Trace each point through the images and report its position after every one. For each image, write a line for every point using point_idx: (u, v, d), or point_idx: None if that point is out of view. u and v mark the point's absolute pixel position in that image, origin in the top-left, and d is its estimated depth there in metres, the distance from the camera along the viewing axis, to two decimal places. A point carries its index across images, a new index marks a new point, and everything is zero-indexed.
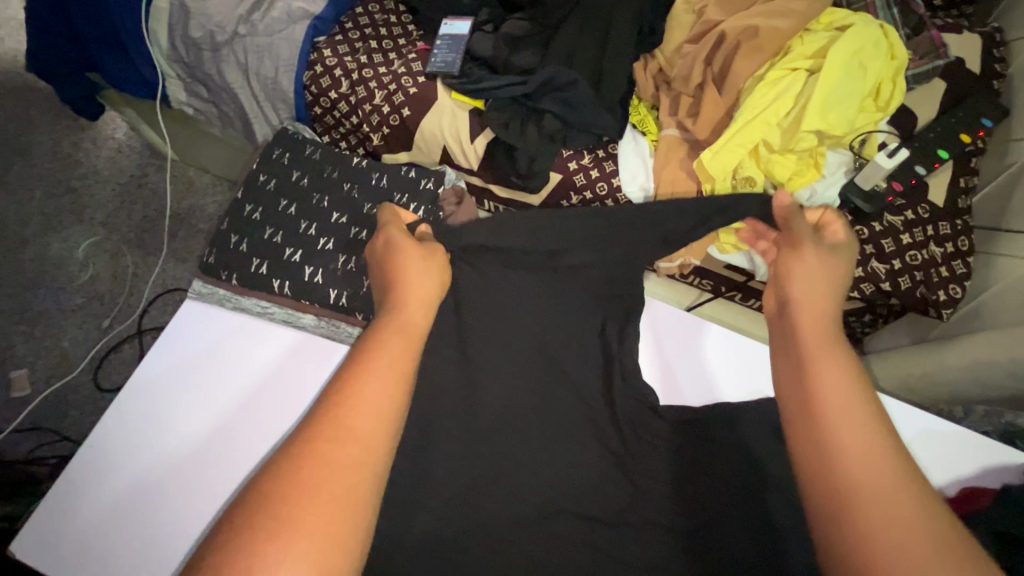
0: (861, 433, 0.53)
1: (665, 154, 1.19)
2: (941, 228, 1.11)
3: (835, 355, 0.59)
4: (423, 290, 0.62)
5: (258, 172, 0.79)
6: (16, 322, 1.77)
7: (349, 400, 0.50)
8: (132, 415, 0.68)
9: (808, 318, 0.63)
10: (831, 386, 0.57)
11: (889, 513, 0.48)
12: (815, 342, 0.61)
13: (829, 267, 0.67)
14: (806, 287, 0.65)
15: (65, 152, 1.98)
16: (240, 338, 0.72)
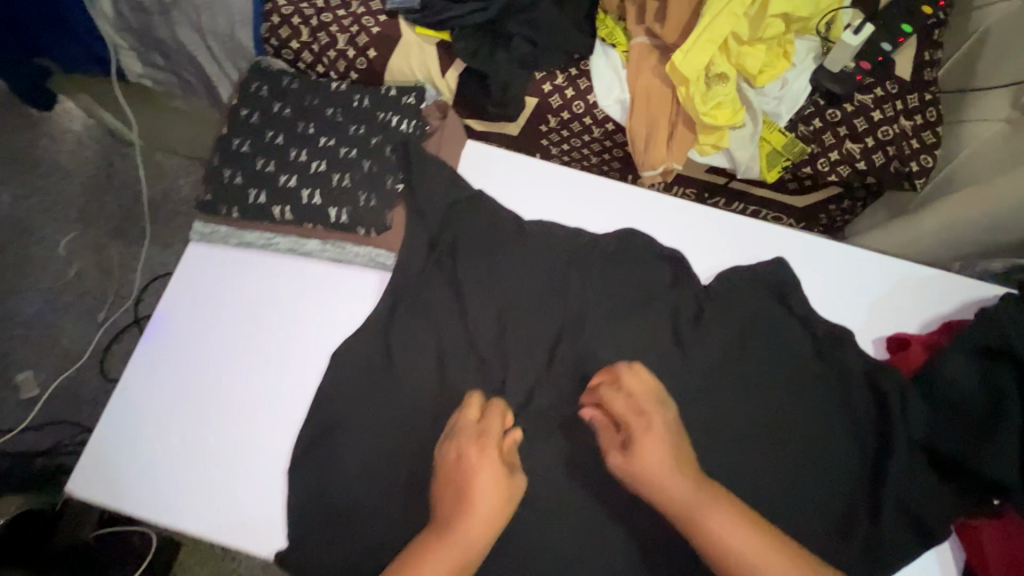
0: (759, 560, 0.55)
1: (638, 63, 1.19)
2: (910, 101, 1.14)
3: (722, 506, 0.58)
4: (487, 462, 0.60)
5: (240, 106, 0.73)
6: (10, 326, 1.76)
7: (462, 545, 0.56)
8: (164, 359, 0.71)
9: (664, 490, 0.59)
10: (722, 531, 0.56)
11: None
12: (685, 494, 0.58)
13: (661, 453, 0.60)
14: (656, 473, 0.59)
15: (23, 151, 1.91)
16: (256, 277, 0.73)
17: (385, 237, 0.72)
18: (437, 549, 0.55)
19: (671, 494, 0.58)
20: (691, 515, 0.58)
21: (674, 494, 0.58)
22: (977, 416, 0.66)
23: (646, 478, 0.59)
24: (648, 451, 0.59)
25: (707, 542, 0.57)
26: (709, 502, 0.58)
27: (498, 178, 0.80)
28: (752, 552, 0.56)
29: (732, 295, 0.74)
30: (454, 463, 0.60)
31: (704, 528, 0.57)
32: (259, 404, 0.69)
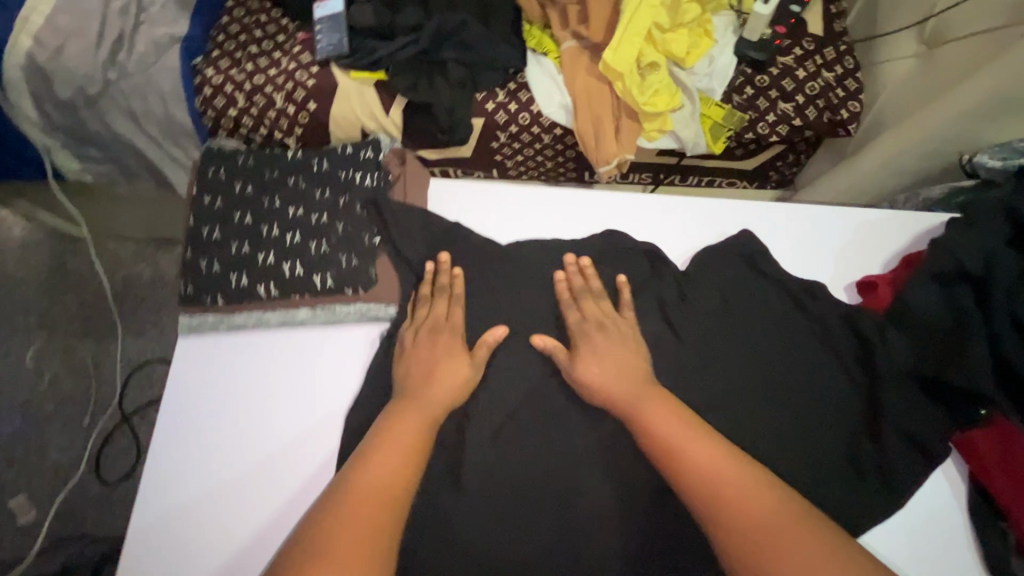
0: (693, 443, 0.62)
1: (572, 66, 1.23)
2: (827, 55, 1.21)
3: (665, 403, 0.65)
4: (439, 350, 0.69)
5: (200, 194, 0.73)
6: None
7: (417, 407, 0.64)
8: (176, 464, 0.68)
9: (610, 387, 0.68)
10: (658, 419, 0.64)
11: (725, 483, 0.59)
12: (628, 393, 0.67)
13: (617, 350, 0.70)
14: (606, 372, 0.68)
15: None
16: (257, 356, 0.72)
17: (373, 291, 0.73)
18: (407, 424, 0.63)
19: (615, 393, 0.67)
20: (634, 410, 0.66)
21: (613, 392, 0.67)
22: (946, 336, 0.72)
23: (594, 383, 0.68)
24: (597, 352, 0.69)
25: (657, 437, 0.63)
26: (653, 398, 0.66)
27: (470, 210, 0.81)
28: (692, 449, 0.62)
29: (716, 278, 0.78)
30: (420, 362, 0.67)
31: (651, 420, 0.64)
32: (285, 483, 0.67)
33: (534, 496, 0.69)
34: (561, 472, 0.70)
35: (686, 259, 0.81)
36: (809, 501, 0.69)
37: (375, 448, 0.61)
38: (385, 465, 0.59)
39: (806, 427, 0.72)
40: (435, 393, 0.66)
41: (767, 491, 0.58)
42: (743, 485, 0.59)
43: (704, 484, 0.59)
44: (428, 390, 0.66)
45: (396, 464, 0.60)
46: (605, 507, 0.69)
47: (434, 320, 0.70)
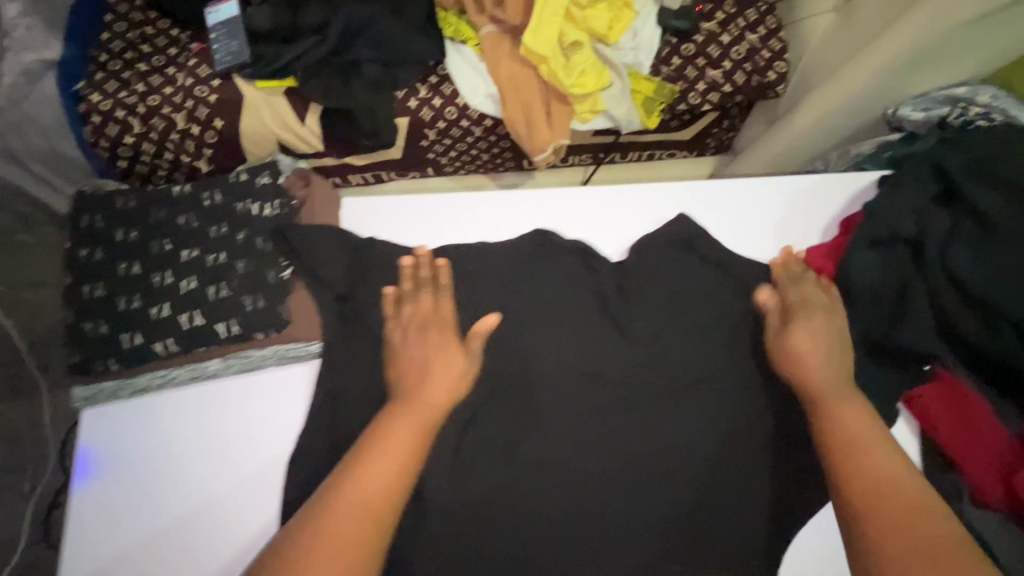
0: (861, 434, 0.60)
1: (493, 51, 1.16)
2: (749, 15, 1.19)
3: (846, 398, 0.63)
4: (439, 348, 0.63)
5: (74, 249, 0.65)
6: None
7: (421, 406, 0.59)
8: (100, 549, 0.62)
9: (809, 363, 0.65)
10: (844, 412, 0.62)
11: (888, 489, 0.55)
12: (826, 373, 0.64)
13: (817, 316, 0.67)
14: (810, 337, 0.66)
15: None
16: (168, 418, 0.65)
17: (291, 331, 0.66)
18: (410, 426, 0.58)
19: (811, 363, 0.65)
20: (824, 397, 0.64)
21: (809, 371, 0.65)
22: (890, 297, 0.71)
23: (792, 349, 0.67)
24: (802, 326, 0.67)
25: (832, 423, 0.62)
26: (842, 394, 0.63)
27: (394, 224, 0.76)
28: (867, 451, 0.58)
29: (660, 266, 0.76)
30: (428, 355, 0.62)
31: (833, 410, 0.62)
32: (221, 550, 0.62)
33: (496, 514, 0.67)
34: (520, 487, 0.68)
35: (631, 249, 0.77)
36: (768, 478, 0.70)
37: (369, 450, 0.56)
38: (379, 467, 0.55)
39: (765, 408, 0.71)
40: (434, 398, 0.60)
41: (924, 506, 0.53)
42: (903, 494, 0.54)
43: (865, 475, 0.57)
44: (431, 390, 0.60)
45: (388, 470, 0.55)
46: (570, 513, 0.68)
47: (422, 313, 0.64)
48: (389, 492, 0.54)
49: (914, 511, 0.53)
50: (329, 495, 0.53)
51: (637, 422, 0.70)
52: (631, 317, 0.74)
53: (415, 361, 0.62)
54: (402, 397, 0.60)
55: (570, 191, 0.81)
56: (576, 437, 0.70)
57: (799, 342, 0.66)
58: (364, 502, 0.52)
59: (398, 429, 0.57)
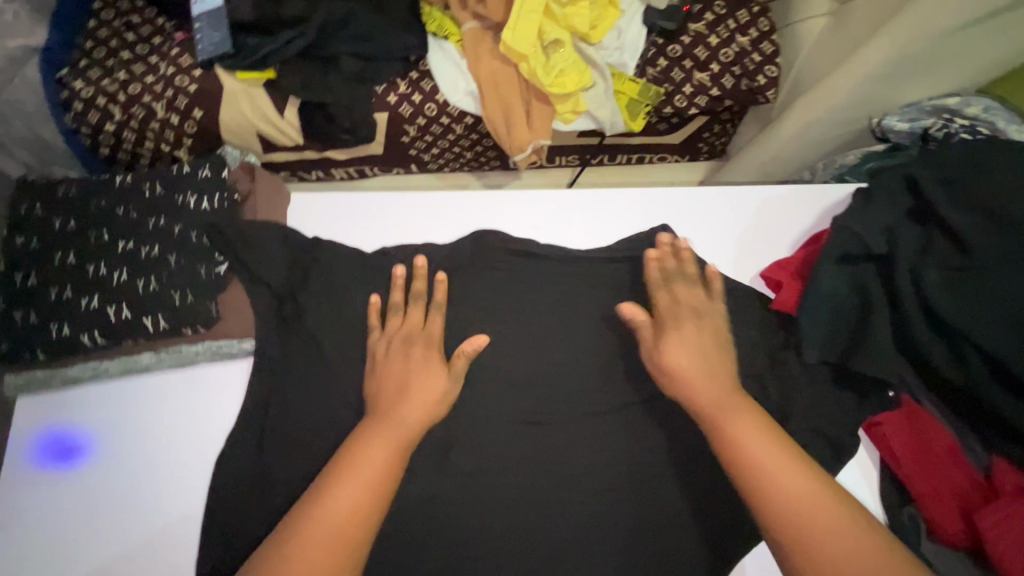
0: (762, 455, 0.58)
1: (474, 49, 1.14)
2: (741, 17, 1.15)
3: (744, 409, 0.61)
4: (420, 365, 0.63)
5: (12, 235, 0.64)
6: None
7: (398, 422, 0.60)
8: (17, 545, 0.61)
9: (694, 380, 0.63)
10: (737, 424, 0.60)
11: (797, 500, 0.55)
12: (712, 392, 0.62)
13: (692, 329, 0.66)
14: (686, 357, 0.64)
15: None
16: (99, 410, 0.64)
17: (223, 327, 0.65)
18: (384, 442, 0.59)
19: (694, 379, 0.63)
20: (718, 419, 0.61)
21: (700, 389, 0.63)
22: (852, 316, 0.67)
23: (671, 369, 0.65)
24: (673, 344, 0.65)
25: (726, 438, 0.60)
26: (735, 409, 0.61)
27: (344, 224, 0.74)
28: (767, 464, 0.57)
29: (615, 276, 0.74)
30: (408, 372, 0.63)
31: (728, 423, 0.60)
32: (143, 547, 0.61)
33: (428, 522, 0.66)
34: (455, 495, 0.67)
35: (590, 256, 0.74)
36: (714, 499, 0.67)
37: (343, 468, 0.57)
38: (353, 486, 0.56)
39: None
40: (410, 411, 0.61)
41: (839, 521, 0.54)
42: (815, 507, 0.55)
43: (774, 493, 0.56)
44: (407, 406, 0.61)
45: (362, 488, 0.56)
46: (505, 524, 0.66)
47: (409, 331, 0.65)
48: (361, 509, 0.55)
49: (820, 519, 0.54)
50: (303, 512, 0.55)
51: (577, 431, 0.70)
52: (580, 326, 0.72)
53: (395, 376, 0.63)
54: (380, 412, 0.61)
55: (531, 196, 0.78)
56: (513, 446, 0.69)
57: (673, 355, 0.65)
58: (337, 520, 0.54)
59: (375, 447, 0.58)
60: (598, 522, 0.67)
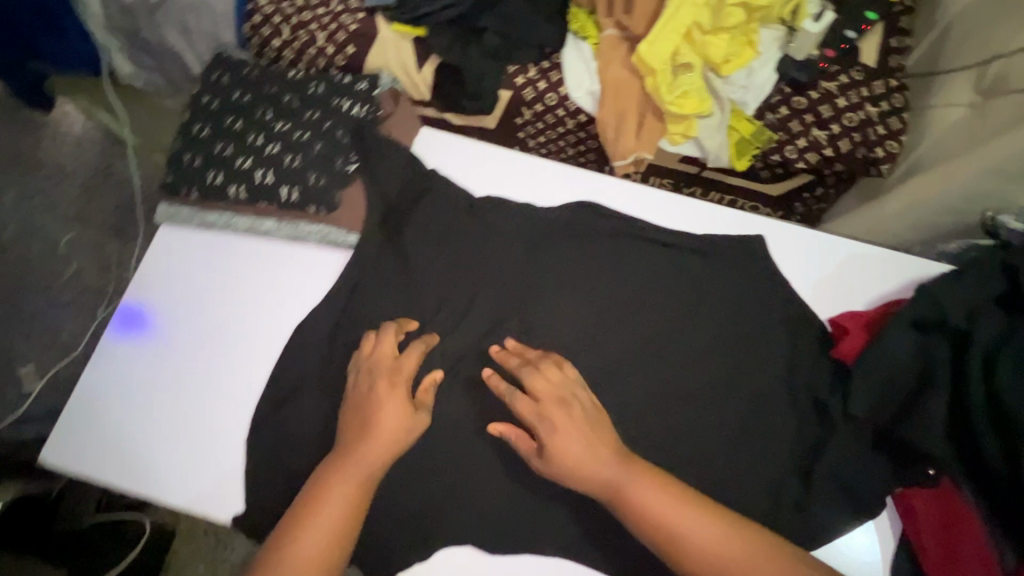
0: (676, 520, 0.57)
1: (607, 54, 1.21)
2: (875, 88, 1.15)
3: (648, 479, 0.59)
4: (376, 402, 0.64)
5: (200, 94, 0.77)
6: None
7: (353, 462, 0.62)
8: (134, 341, 0.74)
9: (593, 463, 0.60)
10: (653, 499, 0.58)
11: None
12: (617, 466, 0.60)
13: (565, 421, 0.62)
14: (573, 442, 0.61)
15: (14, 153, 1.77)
16: (221, 257, 0.76)
17: (338, 215, 0.75)
18: (342, 481, 0.61)
19: (603, 461, 0.60)
20: (624, 494, 0.59)
21: (598, 469, 0.60)
22: (911, 385, 0.67)
23: (571, 452, 0.61)
24: (559, 435, 0.61)
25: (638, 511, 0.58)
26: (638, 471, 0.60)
27: (459, 165, 0.81)
28: (690, 542, 0.57)
29: (688, 281, 0.77)
30: (363, 406, 0.64)
31: (638, 500, 0.59)
32: (224, 377, 0.72)
33: (452, 444, 0.69)
34: (485, 429, 0.70)
35: (667, 255, 0.78)
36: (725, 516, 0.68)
37: (301, 512, 0.59)
38: (313, 531, 0.58)
39: (738, 443, 0.70)
40: (376, 442, 0.62)
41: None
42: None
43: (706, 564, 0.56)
44: (364, 441, 0.62)
45: (323, 530, 0.58)
46: (524, 473, 0.68)
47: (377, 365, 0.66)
48: (323, 546, 0.58)
49: (747, 561, 0.56)
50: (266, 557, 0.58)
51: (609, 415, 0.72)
52: (644, 317, 0.75)
53: (351, 419, 0.65)
54: (340, 451, 0.63)
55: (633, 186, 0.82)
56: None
57: (565, 432, 0.62)
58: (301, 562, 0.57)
59: (331, 489, 0.60)
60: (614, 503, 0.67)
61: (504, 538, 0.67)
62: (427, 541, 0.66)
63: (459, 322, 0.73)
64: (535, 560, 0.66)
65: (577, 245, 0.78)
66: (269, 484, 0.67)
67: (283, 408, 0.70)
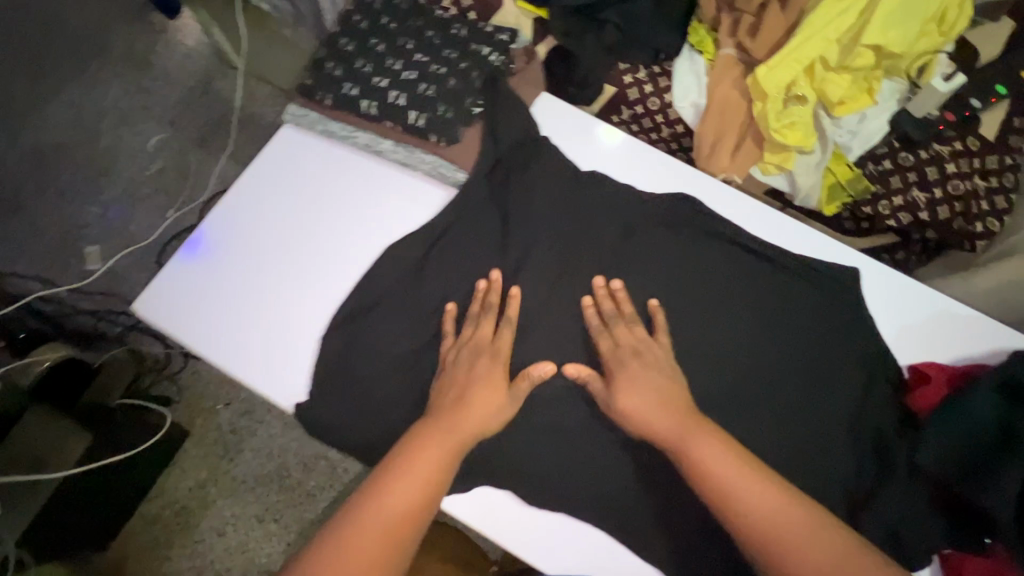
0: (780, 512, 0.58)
1: (720, 73, 1.20)
2: (987, 161, 1.14)
3: (733, 457, 0.61)
4: (487, 384, 0.66)
5: (352, 13, 0.81)
6: (57, 198, 1.69)
7: (455, 424, 0.63)
8: (237, 222, 0.77)
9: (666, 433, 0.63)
10: (742, 487, 0.59)
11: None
12: (680, 427, 0.63)
13: (643, 384, 0.66)
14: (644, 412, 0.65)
15: (121, 48, 1.81)
16: (333, 165, 0.79)
17: (454, 151, 0.78)
18: (439, 440, 0.62)
19: (670, 429, 0.64)
20: (696, 454, 0.61)
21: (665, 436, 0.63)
22: (980, 451, 0.65)
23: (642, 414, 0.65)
24: (632, 391, 0.66)
25: (727, 489, 0.59)
26: (699, 433, 0.63)
27: (570, 134, 0.83)
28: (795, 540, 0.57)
29: (772, 299, 0.76)
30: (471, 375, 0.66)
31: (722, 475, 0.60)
32: (313, 274, 0.75)
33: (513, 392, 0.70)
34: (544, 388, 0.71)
35: (756, 267, 0.78)
36: None
37: (395, 464, 0.60)
38: (407, 481, 0.59)
39: (787, 461, 0.70)
40: (473, 410, 0.64)
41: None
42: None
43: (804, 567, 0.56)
44: (467, 408, 0.64)
45: (414, 488, 0.59)
46: (575, 435, 0.70)
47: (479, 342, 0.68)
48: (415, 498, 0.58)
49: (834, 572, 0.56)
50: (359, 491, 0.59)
51: None
52: (720, 320, 0.75)
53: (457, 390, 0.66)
54: (440, 414, 0.64)
55: (742, 198, 0.81)
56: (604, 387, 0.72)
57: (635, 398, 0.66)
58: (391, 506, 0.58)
59: (427, 448, 0.61)
60: (653, 487, 0.68)
61: (537, 495, 0.68)
62: (470, 474, 0.68)
63: (541, 284, 0.74)
64: (557, 523, 0.68)
65: (671, 231, 0.78)
66: (331, 387, 0.70)
67: (360, 319, 0.72)
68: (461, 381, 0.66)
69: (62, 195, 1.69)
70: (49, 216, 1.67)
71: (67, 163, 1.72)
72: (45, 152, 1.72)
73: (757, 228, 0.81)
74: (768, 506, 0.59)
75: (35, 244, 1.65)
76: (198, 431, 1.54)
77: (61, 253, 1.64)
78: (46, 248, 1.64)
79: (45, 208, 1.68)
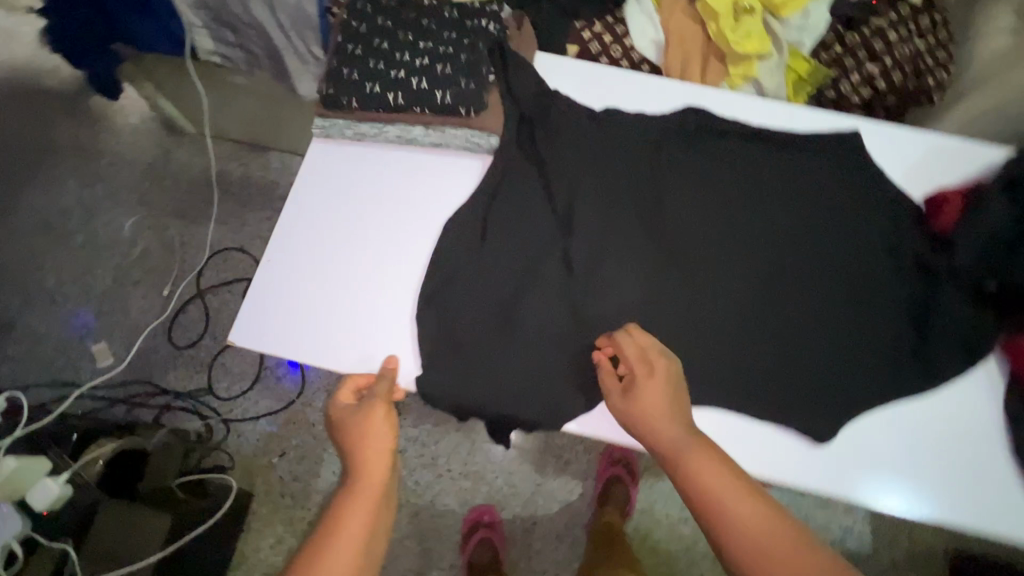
0: (745, 503, 0.58)
1: (670, 6, 1.31)
2: (921, 22, 1.24)
3: (710, 455, 0.61)
4: (379, 435, 0.65)
5: (348, 19, 0.85)
6: (46, 306, 1.60)
7: (366, 482, 0.62)
8: (299, 237, 0.81)
9: (659, 432, 0.64)
10: (712, 478, 0.60)
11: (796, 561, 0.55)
12: (674, 434, 0.63)
13: (652, 386, 0.66)
14: (652, 408, 0.65)
15: (67, 141, 1.73)
16: (374, 162, 0.84)
17: (483, 117, 0.83)
18: (360, 499, 0.61)
19: (664, 433, 0.63)
20: (684, 453, 0.62)
21: (663, 437, 0.63)
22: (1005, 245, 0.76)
23: (642, 412, 0.65)
24: (646, 393, 0.66)
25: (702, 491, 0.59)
26: (689, 435, 0.63)
27: (576, 80, 0.90)
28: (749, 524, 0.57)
29: (799, 175, 0.84)
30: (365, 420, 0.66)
31: (704, 477, 0.60)
32: (386, 265, 0.80)
33: (604, 316, 0.77)
34: (629, 305, 0.77)
35: (775, 151, 0.86)
36: (848, 371, 0.76)
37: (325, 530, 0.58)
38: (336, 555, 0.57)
39: (854, 306, 0.79)
40: (373, 453, 0.64)
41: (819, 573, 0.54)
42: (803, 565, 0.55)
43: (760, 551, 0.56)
44: (366, 454, 0.64)
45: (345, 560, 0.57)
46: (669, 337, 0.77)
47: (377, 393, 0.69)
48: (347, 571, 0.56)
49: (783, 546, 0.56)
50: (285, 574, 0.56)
51: (737, 294, 0.79)
52: (761, 205, 0.83)
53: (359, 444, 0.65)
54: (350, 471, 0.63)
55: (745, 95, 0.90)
56: (680, 290, 0.79)
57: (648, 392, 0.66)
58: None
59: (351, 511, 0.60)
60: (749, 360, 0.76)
61: None
62: (589, 398, 0.74)
63: (597, 217, 0.81)
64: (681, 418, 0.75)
65: (693, 141, 0.86)
66: (443, 358, 0.75)
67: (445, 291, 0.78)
68: (353, 434, 0.65)
69: (50, 302, 1.60)
70: (43, 326, 1.58)
71: (44, 269, 1.63)
72: (19, 263, 1.63)
73: (762, 119, 0.89)
74: (733, 497, 0.59)
75: (38, 356, 1.56)
76: (261, 490, 1.48)
77: (68, 359, 1.56)
78: (49, 358, 1.55)
79: (36, 319, 1.59)
